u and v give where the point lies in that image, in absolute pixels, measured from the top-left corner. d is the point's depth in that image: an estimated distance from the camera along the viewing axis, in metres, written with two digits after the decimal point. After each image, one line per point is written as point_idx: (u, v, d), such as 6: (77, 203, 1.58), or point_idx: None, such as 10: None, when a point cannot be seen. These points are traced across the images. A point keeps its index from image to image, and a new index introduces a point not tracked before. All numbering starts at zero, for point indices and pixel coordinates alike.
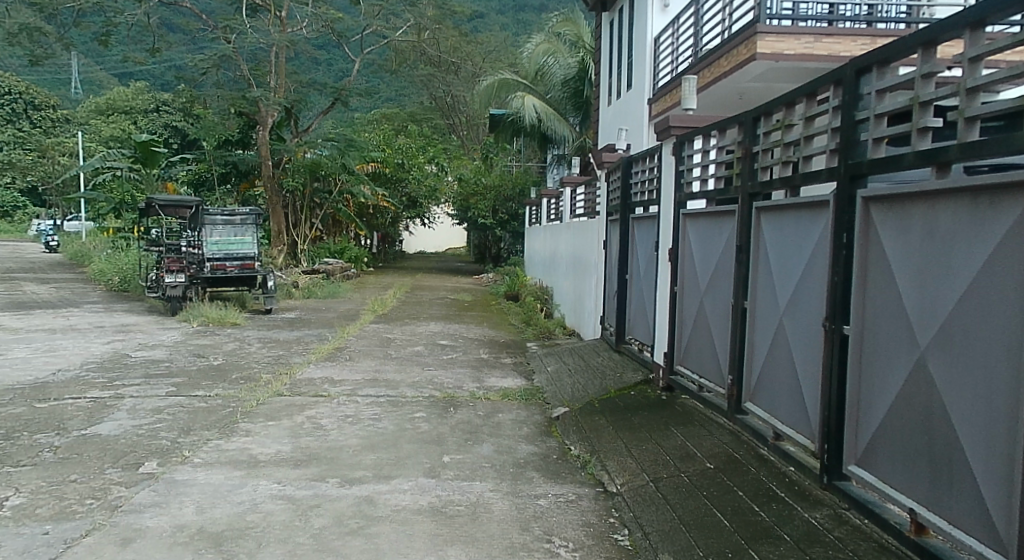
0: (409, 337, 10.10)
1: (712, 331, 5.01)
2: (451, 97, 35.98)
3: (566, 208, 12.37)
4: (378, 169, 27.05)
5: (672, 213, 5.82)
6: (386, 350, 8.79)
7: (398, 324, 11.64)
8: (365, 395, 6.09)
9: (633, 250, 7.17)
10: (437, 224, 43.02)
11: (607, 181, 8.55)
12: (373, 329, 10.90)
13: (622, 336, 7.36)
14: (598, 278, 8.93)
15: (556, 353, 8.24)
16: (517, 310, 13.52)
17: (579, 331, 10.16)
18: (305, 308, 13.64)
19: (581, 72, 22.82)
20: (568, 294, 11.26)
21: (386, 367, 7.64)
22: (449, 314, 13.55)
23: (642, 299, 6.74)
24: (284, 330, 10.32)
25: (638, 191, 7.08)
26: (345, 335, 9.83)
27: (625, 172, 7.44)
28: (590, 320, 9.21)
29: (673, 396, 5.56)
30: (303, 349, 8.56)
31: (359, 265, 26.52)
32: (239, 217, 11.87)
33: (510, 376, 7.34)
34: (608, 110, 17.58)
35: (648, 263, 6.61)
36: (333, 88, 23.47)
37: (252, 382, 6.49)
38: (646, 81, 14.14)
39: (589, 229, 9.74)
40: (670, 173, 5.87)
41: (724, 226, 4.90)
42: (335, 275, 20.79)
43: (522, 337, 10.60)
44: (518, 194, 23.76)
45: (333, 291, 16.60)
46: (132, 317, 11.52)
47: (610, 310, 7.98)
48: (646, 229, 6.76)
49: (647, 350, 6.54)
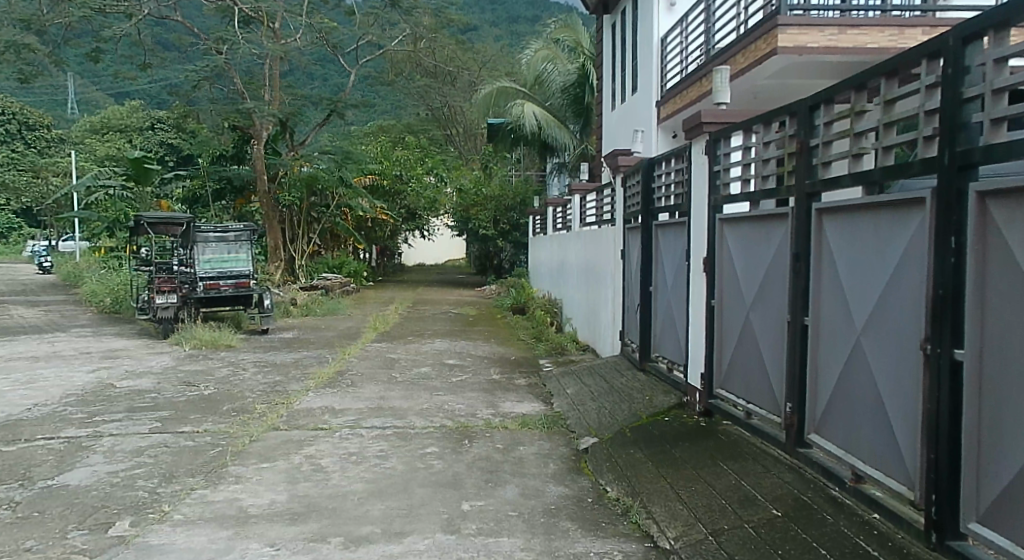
0: (414, 357, 9.51)
1: (762, 352, 4.45)
2: (448, 108, 35.50)
3: (574, 216, 11.81)
4: (376, 181, 26.53)
5: (706, 218, 5.27)
6: (391, 372, 8.20)
7: (402, 343, 11.06)
8: (370, 428, 5.51)
9: (658, 259, 6.60)
10: (437, 236, 42.53)
11: (625, 186, 8.00)
12: (375, 348, 10.32)
13: (647, 354, 6.78)
14: (615, 290, 8.36)
15: (573, 372, 7.66)
16: (525, 324, 12.95)
17: (594, 347, 9.59)
18: (303, 327, 13.05)
19: (582, 78, 22.33)
20: (580, 307, 10.70)
21: (391, 392, 7.05)
22: (454, 330, 12.98)
23: (670, 313, 6.17)
24: (282, 353, 9.73)
25: (662, 195, 6.52)
26: (346, 356, 9.25)
27: (646, 175, 6.90)
28: (607, 335, 8.63)
29: (714, 423, 5.00)
30: (302, 374, 7.97)
31: (358, 280, 25.97)
32: (232, 233, 11.46)
33: (526, 400, 6.75)
34: (612, 116, 17.05)
35: (677, 274, 6.04)
36: (329, 100, 22.95)
37: (245, 415, 5.90)
38: (653, 83, 13.63)
39: (603, 238, 9.18)
40: (704, 174, 5.32)
41: (774, 232, 4.34)
42: (334, 291, 20.22)
43: (533, 353, 10.02)
44: (519, 204, 23.23)
45: (332, 308, 16.03)
46: (121, 341, 10.92)
47: (632, 325, 7.40)
48: (673, 238, 6.20)
49: (677, 369, 5.96)
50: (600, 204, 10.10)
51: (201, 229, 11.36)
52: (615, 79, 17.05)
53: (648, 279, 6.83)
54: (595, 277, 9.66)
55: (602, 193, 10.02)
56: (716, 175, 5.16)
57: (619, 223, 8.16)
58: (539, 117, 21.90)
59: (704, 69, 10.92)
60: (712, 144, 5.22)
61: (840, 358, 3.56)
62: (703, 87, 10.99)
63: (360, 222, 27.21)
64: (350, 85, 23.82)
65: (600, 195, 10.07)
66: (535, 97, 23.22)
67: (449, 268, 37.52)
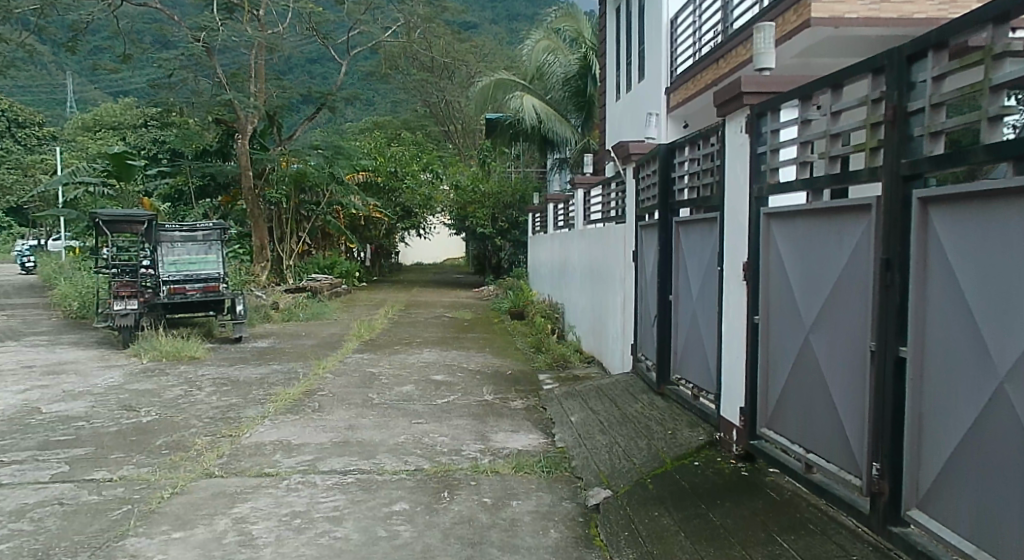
0: (397, 372, 8.44)
1: (828, 388, 3.43)
2: (446, 103, 34.38)
3: (577, 213, 10.73)
4: (370, 178, 25.47)
5: (745, 214, 4.23)
6: (368, 391, 7.13)
7: (387, 353, 9.98)
8: (327, 474, 4.45)
9: (679, 264, 5.55)
10: (434, 234, 41.48)
11: (636, 178, 6.93)
12: (355, 361, 9.24)
13: (665, 376, 5.75)
14: (625, 298, 7.31)
15: (578, 393, 6.60)
16: (523, 330, 11.90)
17: (600, 360, 8.54)
18: (281, 334, 11.97)
19: (584, 69, 21.19)
20: (585, 315, 9.60)
21: (363, 419, 5.98)
22: (446, 337, 11.90)
23: (697, 328, 5.13)
24: (250, 366, 8.66)
25: (683, 186, 5.47)
26: (321, 372, 8.18)
27: (662, 164, 5.84)
28: (617, 350, 7.56)
29: (757, 472, 3.98)
30: (263, 394, 6.89)
31: (350, 281, 24.89)
32: (200, 231, 10.54)
33: (523, 431, 5.69)
34: (616, 106, 15.97)
35: (705, 282, 5.01)
36: (319, 92, 21.91)
37: (178, 453, 4.83)
38: (663, 69, 12.54)
39: (610, 237, 8.13)
40: (744, 157, 4.25)
41: (845, 233, 3.31)
42: (321, 292, 19.19)
43: (532, 367, 8.96)
44: (518, 201, 22.14)
45: (317, 312, 14.94)
46: (75, 351, 9.82)
47: (646, 339, 6.36)
48: (699, 237, 5.15)
49: (706, 396, 4.93)
50: (608, 199, 9.04)
51: (165, 227, 10.38)
52: (620, 68, 15.99)
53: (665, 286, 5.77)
54: (601, 282, 8.57)
55: (610, 187, 8.94)
56: (760, 158, 4.11)
57: (630, 220, 7.08)
58: (539, 111, 20.82)
59: (725, 48, 9.86)
60: (754, 118, 4.16)
61: (968, 414, 2.58)
62: (721, 71, 9.95)
63: (353, 220, 26.15)
64: (342, 76, 22.76)
65: (608, 189, 9.01)
66: (535, 91, 22.16)
67: (447, 268, 36.47)
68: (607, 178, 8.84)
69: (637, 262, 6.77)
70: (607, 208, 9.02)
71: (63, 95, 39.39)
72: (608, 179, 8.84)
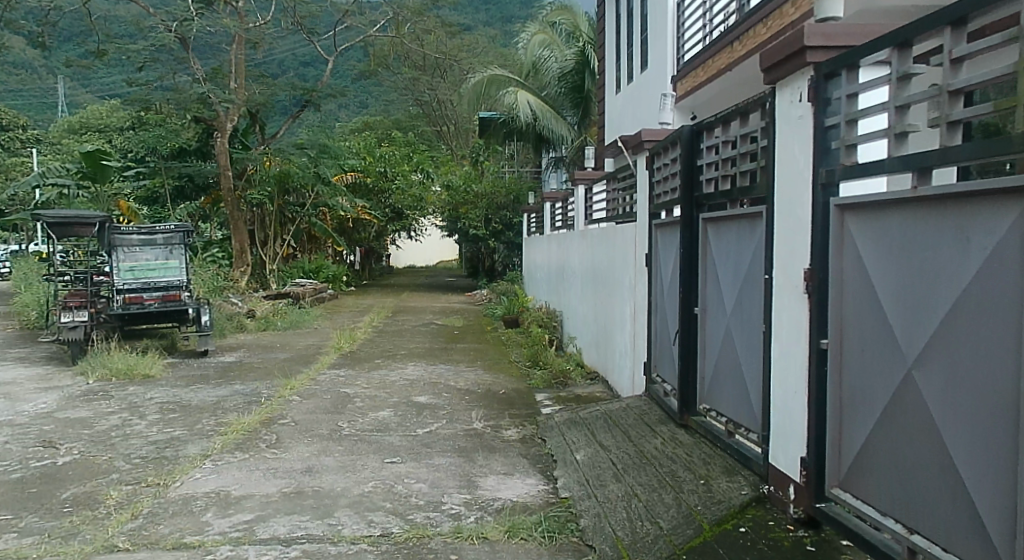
0: (376, 393, 7.42)
1: (954, 441, 2.50)
2: (438, 101, 33.39)
3: (576, 212, 9.75)
4: (359, 179, 24.46)
5: (808, 208, 3.25)
6: (337, 419, 6.12)
7: (367, 369, 8.97)
8: (267, 546, 3.47)
9: (707, 270, 4.60)
10: (427, 237, 40.49)
11: (648, 170, 5.95)
12: (330, 378, 8.24)
13: (688, 405, 4.78)
14: (636, 309, 6.35)
15: (582, 421, 5.61)
16: (518, 340, 10.91)
17: (605, 379, 7.55)
18: (255, 347, 10.94)
19: (580, 64, 20.17)
20: (586, 326, 8.62)
21: (327, 458, 4.98)
22: (434, 349, 10.89)
23: (735, 348, 4.17)
24: (210, 386, 7.65)
25: (712, 177, 4.51)
26: (287, 394, 7.16)
27: (685, 150, 4.86)
28: (625, 369, 6.61)
29: (828, 547, 3.03)
30: (214, 425, 5.88)
31: (338, 285, 23.90)
32: (160, 235, 9.52)
33: (518, 473, 4.69)
34: (617, 99, 14.99)
35: (744, 294, 4.05)
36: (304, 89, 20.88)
37: (84, 513, 3.85)
38: (669, 57, 11.58)
39: (616, 238, 7.17)
40: (804, 134, 3.26)
41: (991, 227, 2.41)
42: (305, 298, 18.22)
43: (528, 384, 7.98)
44: (512, 202, 21.14)
45: (296, 320, 13.94)
46: (18, 369, 8.80)
47: (663, 359, 5.40)
48: (736, 237, 4.19)
49: (746, 433, 3.98)
50: (613, 197, 8.05)
51: (121, 230, 9.39)
52: (620, 58, 15.02)
53: (688, 296, 4.80)
54: (605, 290, 7.64)
55: (616, 184, 7.96)
56: (830, 133, 3.13)
57: (642, 219, 6.12)
58: (534, 107, 19.83)
59: (740, 28, 8.89)
60: (818, 80, 3.18)
61: None
62: (736, 54, 8.99)
63: (341, 222, 25.16)
64: (329, 72, 21.76)
65: (613, 185, 8.03)
66: (530, 87, 21.16)
67: (441, 271, 35.47)
68: (611, 173, 7.87)
69: (650, 268, 5.82)
70: (613, 206, 8.02)
71: (46, 97, 38.33)
72: (614, 173, 7.87)
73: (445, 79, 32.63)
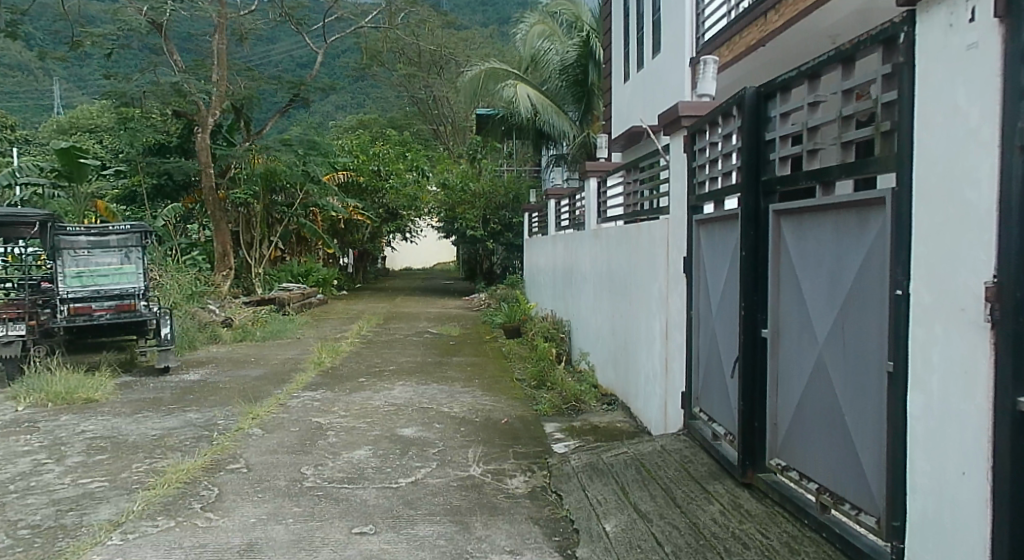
0: (354, 424, 6.23)
1: None
2: (434, 99, 32.24)
3: (587, 207, 8.55)
4: (351, 178, 23.36)
5: (989, 186, 2.17)
6: (301, 463, 4.93)
7: (348, 391, 7.77)
8: None
9: (782, 281, 3.47)
10: (422, 238, 39.36)
11: (689, 151, 4.79)
12: (302, 403, 7.07)
13: (752, 457, 3.65)
14: (670, 324, 5.19)
15: (606, 468, 4.45)
16: (520, 354, 9.76)
17: (627, 406, 6.40)
18: (226, 362, 9.74)
19: (584, 56, 18.99)
20: (601, 341, 7.46)
21: (278, 527, 3.80)
22: (426, 364, 9.73)
23: (831, 388, 3.04)
24: (158, 414, 6.45)
25: (791, 155, 3.38)
26: (247, 426, 5.97)
27: (748, 121, 3.71)
28: (655, 399, 5.45)
29: None
30: (144, 472, 4.68)
31: (328, 290, 22.73)
32: (113, 237, 8.33)
33: (530, 553, 3.52)
34: (625, 89, 13.86)
35: (846, 314, 2.93)
36: (291, 83, 19.72)
37: None
38: (686, 37, 10.49)
39: (640, 236, 6.01)
40: (982, 73, 2.19)
41: None
42: (290, 304, 17.10)
43: (534, 410, 6.82)
44: (512, 201, 19.98)
45: (277, 329, 12.78)
46: None
47: (713, 389, 4.29)
48: (831, 235, 3.06)
49: (850, 510, 2.87)
50: (635, 192, 6.87)
51: (66, 230, 8.19)
52: (629, 43, 13.86)
53: (751, 314, 3.65)
54: (625, 301, 6.49)
55: (637, 176, 6.77)
56: None
57: (679, 214, 4.97)
58: (534, 101, 18.69)
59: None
60: None
61: None
62: (766, 27, 7.87)
63: (332, 222, 24.01)
64: (317, 64, 20.42)
65: (635, 179, 6.85)
66: (529, 81, 19.99)
67: (438, 273, 34.35)
68: (633, 162, 6.68)
69: (692, 275, 4.68)
70: (635, 202, 6.84)
71: None
72: (636, 163, 6.68)
73: (442, 76, 31.52)
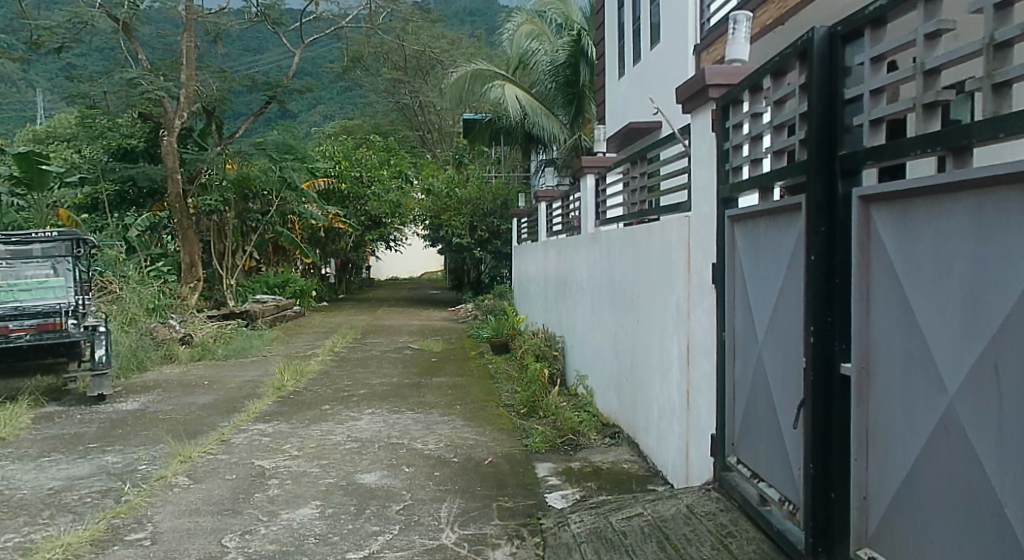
0: (304, 468, 5.14)
1: None
2: (420, 104, 31.20)
3: (585, 207, 7.42)
4: (332, 185, 22.34)
5: None
6: (223, 531, 3.86)
7: (306, 422, 6.68)
8: None
9: (874, 297, 2.46)
10: (409, 246, 38.25)
11: (720, 129, 3.74)
12: (248, 440, 5.98)
13: (830, 542, 2.63)
14: (693, 348, 4.17)
15: (618, 540, 3.38)
16: (508, 375, 8.72)
17: (635, 441, 5.38)
18: (174, 387, 8.60)
19: (575, 56, 18.01)
20: (601, 360, 6.41)
21: None
22: (401, 386, 8.65)
23: (977, 459, 2.05)
24: (67, 458, 5.33)
25: (891, 116, 2.36)
26: (171, 474, 4.89)
27: (817, 74, 2.67)
28: (673, 440, 4.43)
29: None
30: (12, 550, 3.60)
31: (307, 302, 21.60)
32: (35, 246, 7.43)
33: None
34: (619, 86, 12.89)
35: (1007, 347, 1.95)
36: (266, 85, 18.41)
37: None
38: (691, 24, 9.54)
39: (651, 239, 4.96)
40: None
41: None
42: (262, 318, 16.04)
43: (523, 445, 5.78)
44: (500, 208, 18.94)
45: (241, 347, 11.66)
46: None
47: (759, 437, 3.27)
48: (976, 228, 2.07)
49: None
50: (646, 191, 5.78)
51: None
52: (623, 36, 12.83)
53: (824, 343, 2.63)
54: (633, 315, 5.43)
55: (649, 170, 5.69)
56: None
57: (706, 210, 3.94)
58: (523, 102, 17.61)
59: None
60: None
61: None
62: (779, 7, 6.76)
63: (311, 230, 22.95)
64: (295, 65, 18.94)
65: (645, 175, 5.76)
66: (517, 82, 18.90)
67: (424, 283, 33.26)
68: (642, 153, 5.59)
69: (726, 288, 3.66)
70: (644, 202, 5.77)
71: None
72: (645, 154, 5.59)
73: (428, 80, 30.47)
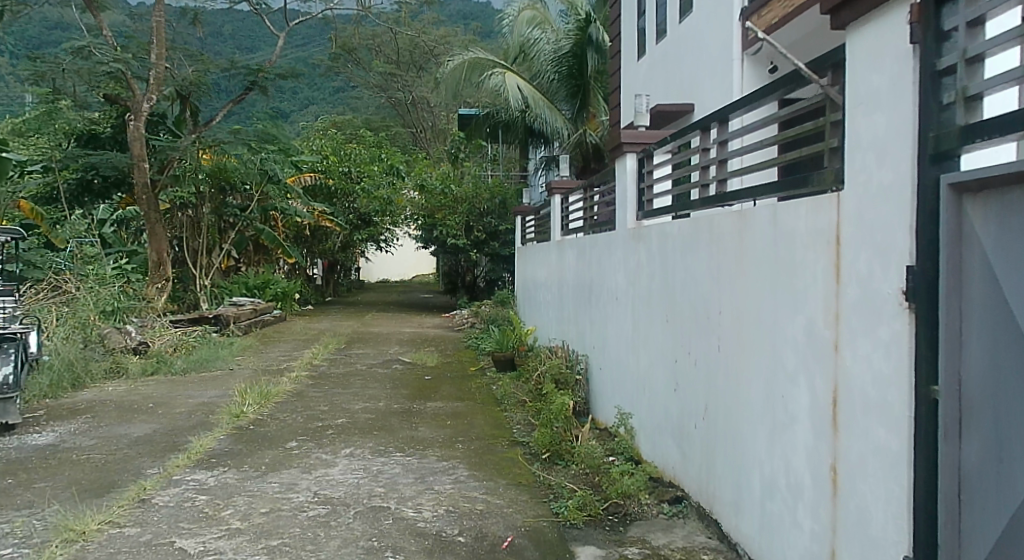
0: (245, 557, 3.56)
1: None
2: (414, 100, 29.67)
3: (622, 196, 5.83)
4: (319, 181, 20.88)
5: None
6: None
7: (263, 469, 5.11)
8: None
9: None
10: (400, 247, 36.75)
11: (925, 37, 2.20)
12: (176, 500, 4.41)
13: None
14: (845, 399, 2.62)
15: None
16: (519, 404, 7.17)
17: (714, 518, 3.83)
18: (110, 413, 6.99)
19: (578, 47, 16.21)
20: (655, 395, 4.86)
21: None
22: (389, 413, 7.12)
23: None
24: None
25: None
26: None
27: None
28: (804, 536, 2.88)
29: None
30: None
31: (289, 305, 20.00)
32: None
33: None
34: (639, 68, 11.35)
35: None
36: (247, 67, 16.20)
37: None
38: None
39: (752, 234, 3.40)
40: None
41: None
42: (235, 324, 14.47)
43: (551, 515, 4.22)
44: (498, 206, 17.45)
45: (205, 360, 10.05)
46: None
47: None
48: None
49: None
50: (725, 168, 4.09)
51: None
52: (644, 12, 11.23)
53: None
54: (711, 343, 3.90)
55: (730, 138, 4.04)
56: None
57: (882, 180, 2.39)
58: (525, 93, 16.06)
59: None
60: None
61: None
62: None
63: (296, 228, 21.38)
64: (280, 48, 16.89)
65: (725, 145, 4.07)
66: (517, 72, 17.26)
67: (416, 286, 31.71)
68: (723, 112, 3.96)
69: (942, 313, 2.13)
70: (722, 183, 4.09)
71: None
72: (728, 113, 3.93)
73: (422, 75, 28.96)
